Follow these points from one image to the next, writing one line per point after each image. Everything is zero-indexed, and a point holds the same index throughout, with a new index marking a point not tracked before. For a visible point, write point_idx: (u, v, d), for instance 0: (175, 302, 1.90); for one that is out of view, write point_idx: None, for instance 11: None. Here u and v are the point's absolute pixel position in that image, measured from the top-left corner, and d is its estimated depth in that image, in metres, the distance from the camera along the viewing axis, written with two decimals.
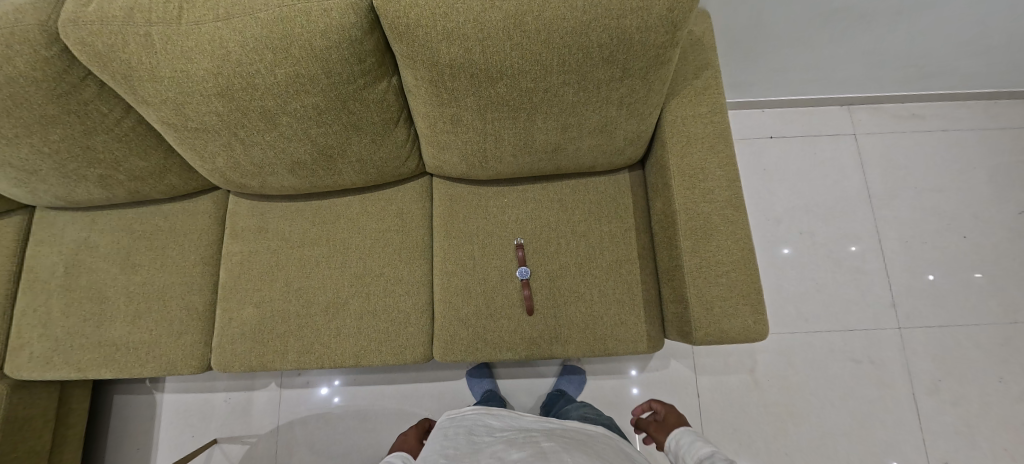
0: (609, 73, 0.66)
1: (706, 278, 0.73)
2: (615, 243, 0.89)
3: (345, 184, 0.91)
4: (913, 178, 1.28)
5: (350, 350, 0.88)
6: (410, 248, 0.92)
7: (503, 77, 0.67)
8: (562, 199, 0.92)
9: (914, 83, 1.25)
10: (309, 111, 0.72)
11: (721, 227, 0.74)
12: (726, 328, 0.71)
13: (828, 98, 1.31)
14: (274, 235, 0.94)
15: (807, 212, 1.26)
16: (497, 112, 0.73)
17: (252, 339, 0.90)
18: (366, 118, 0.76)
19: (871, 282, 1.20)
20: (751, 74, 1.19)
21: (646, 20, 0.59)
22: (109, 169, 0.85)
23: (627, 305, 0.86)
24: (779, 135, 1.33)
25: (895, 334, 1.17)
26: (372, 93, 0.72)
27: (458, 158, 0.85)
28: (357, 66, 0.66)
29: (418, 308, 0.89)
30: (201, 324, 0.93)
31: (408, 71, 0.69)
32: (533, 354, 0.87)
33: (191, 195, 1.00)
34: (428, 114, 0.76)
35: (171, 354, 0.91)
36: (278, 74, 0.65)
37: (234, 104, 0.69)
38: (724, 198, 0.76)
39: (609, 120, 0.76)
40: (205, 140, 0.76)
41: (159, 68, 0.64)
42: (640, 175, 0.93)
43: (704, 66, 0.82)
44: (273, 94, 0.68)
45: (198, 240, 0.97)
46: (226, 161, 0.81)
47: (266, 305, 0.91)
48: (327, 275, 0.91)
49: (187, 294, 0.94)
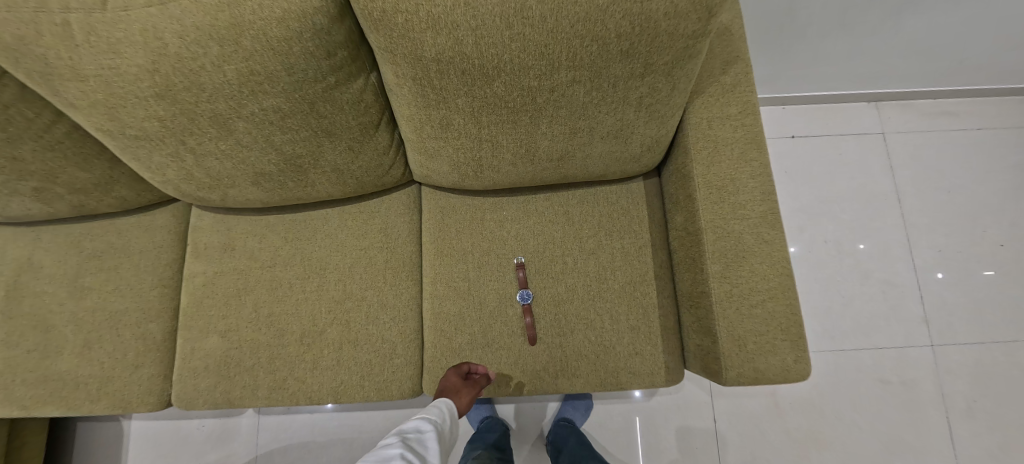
0: (628, 69, 0.55)
1: (738, 309, 0.63)
2: (628, 261, 0.78)
3: (320, 197, 0.79)
4: (946, 181, 1.17)
5: (327, 385, 0.77)
6: (396, 269, 0.81)
7: (501, 75, 0.55)
8: (568, 212, 0.81)
9: (949, 77, 1.14)
10: (269, 115, 0.60)
11: (755, 248, 0.64)
12: (761, 368, 0.61)
13: (855, 94, 1.21)
14: (242, 254, 0.83)
15: (831, 218, 1.16)
16: (494, 115, 0.62)
17: (217, 373, 0.79)
18: (339, 123, 0.65)
19: (902, 295, 1.11)
20: (776, 67, 1.08)
21: (677, 5, 0.48)
22: (44, 182, 0.73)
23: (642, 334, 0.76)
24: (801, 134, 1.22)
25: (927, 352, 1.07)
26: (345, 93, 0.61)
27: (449, 167, 0.74)
28: (325, 60, 0.56)
29: (406, 337, 0.79)
30: (160, 355, 0.82)
31: (388, 67, 0.58)
32: (536, 389, 0.77)
33: (149, 208, 0.88)
34: (413, 118, 0.65)
35: (127, 390, 0.81)
36: (227, 71, 0.54)
37: (177, 108, 0.58)
38: (759, 214, 0.65)
39: (625, 124, 0.65)
40: (149, 150, 0.64)
41: (83, 65, 0.52)
42: (655, 184, 0.83)
43: (733, 60, 0.71)
44: (224, 95, 0.57)
45: (157, 260, 0.86)
46: (177, 173, 0.69)
47: (232, 335, 0.80)
48: (301, 300, 0.80)
49: (143, 321, 0.83)
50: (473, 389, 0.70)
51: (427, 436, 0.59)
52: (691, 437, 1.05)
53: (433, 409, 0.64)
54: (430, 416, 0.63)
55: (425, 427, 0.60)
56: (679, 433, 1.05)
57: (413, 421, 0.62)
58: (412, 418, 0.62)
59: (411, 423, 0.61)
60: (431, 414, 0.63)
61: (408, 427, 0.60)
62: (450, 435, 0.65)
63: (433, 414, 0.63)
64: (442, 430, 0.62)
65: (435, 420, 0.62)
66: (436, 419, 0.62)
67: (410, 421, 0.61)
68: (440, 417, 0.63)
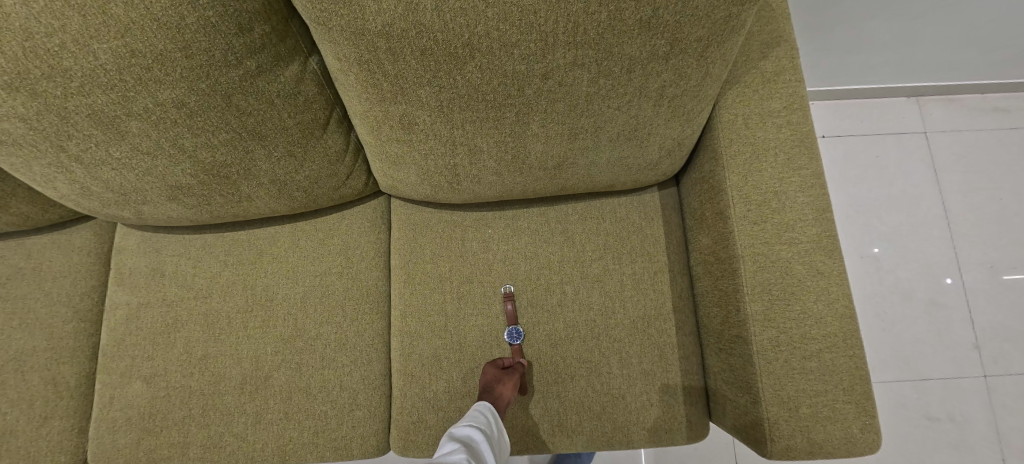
0: (649, 48, 0.41)
1: (787, 361, 0.49)
2: (641, 291, 0.64)
3: (263, 212, 0.65)
4: (997, 185, 1.03)
5: (273, 443, 0.63)
6: (358, 299, 0.67)
7: (476, 56, 0.41)
8: (567, 229, 0.67)
9: (1007, 67, 1.00)
10: (172, 112, 0.46)
11: (808, 282, 0.49)
12: (818, 440, 0.47)
13: (896, 87, 1.06)
14: (173, 281, 0.69)
15: (867, 228, 1.02)
16: (470, 111, 0.47)
17: (139, 428, 0.65)
18: (272, 121, 0.50)
19: (949, 318, 0.97)
20: (810, 55, 0.93)
21: None
22: None
23: (658, 382, 0.62)
24: (831, 133, 1.08)
25: (979, 384, 0.93)
26: (275, 82, 0.47)
27: (419, 177, 0.59)
28: (237, 38, 0.41)
29: (370, 383, 0.64)
30: (74, 405, 0.68)
31: (326, 46, 0.43)
32: (529, 448, 0.62)
33: (66, 224, 0.74)
34: (367, 115, 0.50)
35: (31, 447, 0.66)
36: (98, 52, 0.39)
37: (42, 103, 0.43)
38: (812, 237, 0.50)
39: (640, 122, 0.51)
40: (24, 158, 0.50)
41: None
42: (673, 195, 0.68)
43: (774, 41, 0.56)
44: (103, 85, 0.42)
45: (74, 287, 0.71)
46: (72, 186, 0.55)
47: (159, 380, 0.66)
48: (242, 338, 0.66)
49: (54, 363, 0.68)
50: (517, 375, 0.58)
51: (481, 446, 0.46)
52: None
53: (478, 412, 0.52)
54: (478, 420, 0.51)
55: (479, 434, 0.47)
56: None
57: (462, 427, 0.49)
58: (459, 424, 0.49)
59: (462, 428, 0.48)
60: (479, 419, 0.51)
61: (460, 433, 0.47)
62: (500, 447, 0.52)
63: (479, 419, 0.51)
64: (493, 439, 0.49)
65: (485, 425, 0.50)
66: (485, 426, 0.50)
67: (458, 428, 0.48)
68: (490, 426, 0.51)
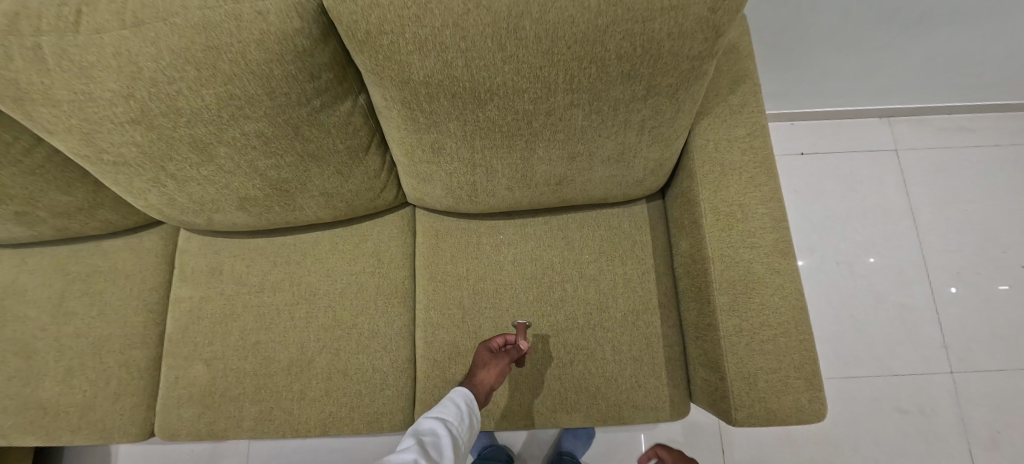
0: (630, 91, 0.52)
1: (748, 344, 0.59)
2: (631, 288, 0.75)
3: (309, 220, 0.76)
4: (961, 197, 1.13)
5: (316, 416, 0.74)
6: (388, 294, 0.78)
7: (494, 98, 0.52)
8: (568, 236, 0.78)
9: (968, 92, 1.10)
10: (251, 140, 0.58)
11: (766, 279, 0.60)
12: (773, 409, 0.57)
13: (868, 109, 1.17)
14: (230, 278, 0.80)
15: (843, 236, 1.12)
16: (488, 139, 0.59)
17: (201, 403, 0.76)
18: (327, 146, 0.62)
19: (919, 319, 1.05)
20: (783, 83, 1.05)
21: (681, 25, 0.44)
22: (24, 206, 0.71)
23: (646, 366, 0.72)
24: (809, 150, 1.18)
25: (947, 379, 1.01)
26: (333, 116, 0.59)
27: (443, 191, 0.71)
28: (309, 83, 0.53)
29: (398, 366, 0.75)
30: (143, 384, 0.79)
31: (375, 89, 0.55)
32: (534, 423, 0.73)
33: (136, 230, 0.86)
34: (404, 141, 0.62)
35: (108, 420, 0.77)
36: (206, 95, 0.52)
37: (156, 133, 0.55)
38: (770, 242, 0.61)
39: (627, 148, 0.62)
40: (129, 175, 0.62)
41: (56, 89, 0.51)
42: (659, 206, 0.79)
43: (740, 79, 0.67)
44: (204, 120, 0.54)
45: (143, 283, 0.83)
46: (161, 198, 0.67)
47: (218, 363, 0.77)
48: (289, 327, 0.77)
49: (127, 348, 0.80)
50: (501, 362, 0.65)
51: (441, 439, 0.52)
52: None
53: (450, 401, 0.59)
54: (447, 412, 0.57)
55: (440, 426, 0.54)
56: None
57: (429, 420, 0.56)
58: (427, 414, 0.57)
59: (427, 422, 0.55)
60: (448, 411, 0.57)
61: (424, 427, 0.54)
62: (471, 432, 0.58)
63: (448, 412, 0.57)
64: (457, 431, 0.56)
65: (452, 416, 0.57)
66: (451, 418, 0.56)
67: (424, 419, 0.56)
68: (459, 417, 0.57)
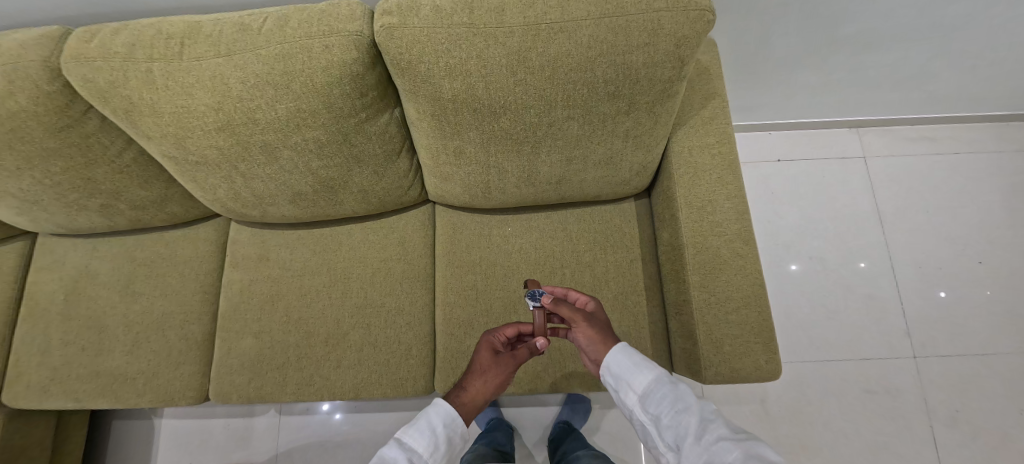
0: (615, 107, 0.65)
1: (715, 315, 0.71)
2: (620, 273, 0.87)
3: (347, 213, 0.90)
4: (922, 200, 1.25)
5: (350, 381, 0.86)
6: (411, 278, 0.90)
7: (507, 112, 0.65)
8: (567, 228, 0.91)
9: (925, 106, 1.23)
10: (308, 145, 0.71)
11: (730, 261, 0.72)
12: (737, 368, 0.69)
13: (837, 122, 1.30)
14: (275, 264, 0.93)
15: (815, 235, 1.24)
16: (501, 145, 0.72)
17: (250, 370, 0.88)
18: (368, 151, 0.76)
19: (885, 308, 1.17)
20: (757, 98, 1.18)
21: (652, 56, 0.58)
22: (110, 199, 0.85)
23: (633, 339, 0.84)
24: (785, 158, 1.31)
25: (910, 363, 1.12)
26: (375, 125, 0.72)
27: (461, 188, 0.84)
28: (359, 100, 0.66)
29: (420, 339, 0.87)
30: (199, 354, 0.91)
31: (410, 104, 0.68)
32: (538, 388, 0.85)
33: (193, 222, 0.99)
34: (431, 146, 0.75)
35: (169, 385, 0.90)
36: (278, 109, 0.65)
37: (234, 139, 0.69)
38: (734, 231, 0.73)
39: (615, 152, 0.75)
40: (206, 173, 0.76)
41: (161, 104, 0.65)
42: (646, 203, 0.92)
43: (709, 96, 0.81)
44: (274, 129, 0.68)
45: (199, 268, 0.96)
46: (227, 193, 0.80)
47: (265, 336, 0.89)
48: (327, 305, 0.90)
49: (186, 323, 0.93)
50: (498, 373, 0.62)
51: None
52: None
53: (425, 426, 0.54)
54: (418, 440, 0.53)
55: (403, 459, 0.50)
56: None
57: (394, 446, 0.52)
58: (397, 437, 0.53)
59: (391, 450, 0.51)
60: (418, 439, 0.52)
61: (387, 456, 0.51)
62: (447, 455, 0.55)
63: (419, 441, 0.53)
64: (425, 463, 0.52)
65: (422, 447, 0.52)
66: (419, 450, 0.52)
67: (392, 443, 0.52)
68: (432, 447, 0.53)
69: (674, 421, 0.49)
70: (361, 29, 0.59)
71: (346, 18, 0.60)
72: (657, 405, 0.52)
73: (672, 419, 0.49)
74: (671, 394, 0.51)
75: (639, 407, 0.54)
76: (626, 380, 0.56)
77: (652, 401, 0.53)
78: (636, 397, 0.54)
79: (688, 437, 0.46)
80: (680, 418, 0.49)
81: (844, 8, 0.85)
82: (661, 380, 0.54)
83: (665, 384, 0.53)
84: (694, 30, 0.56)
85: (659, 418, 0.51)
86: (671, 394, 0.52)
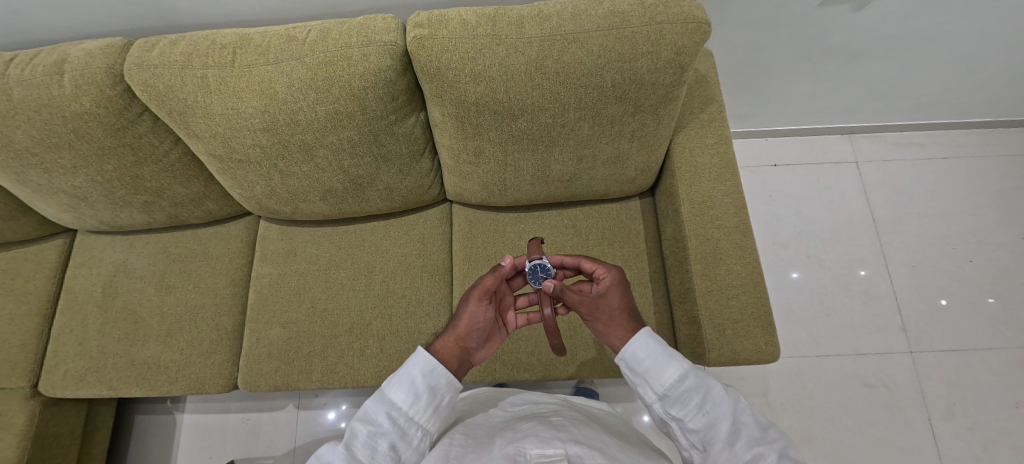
0: (622, 109, 0.72)
1: (717, 300, 0.76)
2: (627, 266, 0.93)
3: (371, 210, 0.97)
4: (914, 202, 1.31)
5: (372, 369, 0.90)
6: (430, 271, 0.96)
7: (524, 115, 0.72)
8: (576, 224, 0.97)
9: (911, 113, 1.30)
10: (342, 144, 0.78)
11: (729, 252, 0.78)
12: (739, 350, 0.74)
13: (829, 129, 1.37)
14: (302, 259, 0.99)
15: (812, 236, 1.30)
16: (518, 145, 0.79)
17: (277, 359, 0.93)
18: (395, 150, 0.82)
19: (880, 306, 1.21)
20: (752, 106, 1.26)
21: (656, 63, 0.65)
22: (154, 196, 0.92)
23: None
24: (781, 163, 1.38)
25: (907, 358, 1.16)
26: (402, 127, 0.79)
27: (479, 186, 0.90)
28: (390, 103, 0.73)
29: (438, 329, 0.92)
30: (229, 344, 0.97)
31: (435, 107, 0.75)
32: (550, 375, 0.89)
33: (225, 221, 1.06)
34: (453, 146, 0.82)
35: (199, 373, 0.95)
36: (318, 111, 0.72)
37: (276, 138, 0.76)
38: (733, 224, 0.79)
39: (621, 152, 0.81)
40: (247, 171, 0.83)
41: (212, 106, 0.72)
42: (650, 202, 0.98)
43: (707, 101, 0.88)
44: (312, 129, 0.74)
45: (229, 263, 1.02)
46: (264, 189, 0.87)
47: (292, 326, 0.94)
48: (351, 297, 0.95)
49: (217, 315, 0.98)
50: (469, 312, 0.62)
51: (382, 436, 0.46)
52: None
53: (403, 380, 0.50)
54: (397, 395, 0.49)
55: (382, 414, 0.47)
56: None
57: (375, 400, 0.49)
58: (379, 390, 0.50)
59: (371, 405, 0.49)
60: (397, 395, 0.49)
61: (369, 411, 0.48)
62: (436, 405, 0.50)
63: (397, 395, 0.49)
64: (408, 416, 0.48)
65: (402, 402, 0.48)
66: (398, 404, 0.48)
67: (374, 397, 0.49)
68: (412, 398, 0.49)
69: (698, 425, 0.47)
70: (396, 39, 0.67)
71: (382, 30, 0.68)
72: (681, 407, 0.48)
73: (699, 423, 0.47)
74: (699, 397, 0.47)
75: (658, 403, 0.50)
76: (646, 376, 0.51)
77: (674, 401, 0.48)
78: (658, 398, 0.49)
79: (717, 445, 0.45)
80: (708, 423, 0.46)
81: (828, 21, 0.93)
82: (688, 380, 0.48)
83: (691, 384, 0.48)
84: (693, 40, 0.63)
85: (680, 418, 0.48)
86: (698, 396, 0.47)
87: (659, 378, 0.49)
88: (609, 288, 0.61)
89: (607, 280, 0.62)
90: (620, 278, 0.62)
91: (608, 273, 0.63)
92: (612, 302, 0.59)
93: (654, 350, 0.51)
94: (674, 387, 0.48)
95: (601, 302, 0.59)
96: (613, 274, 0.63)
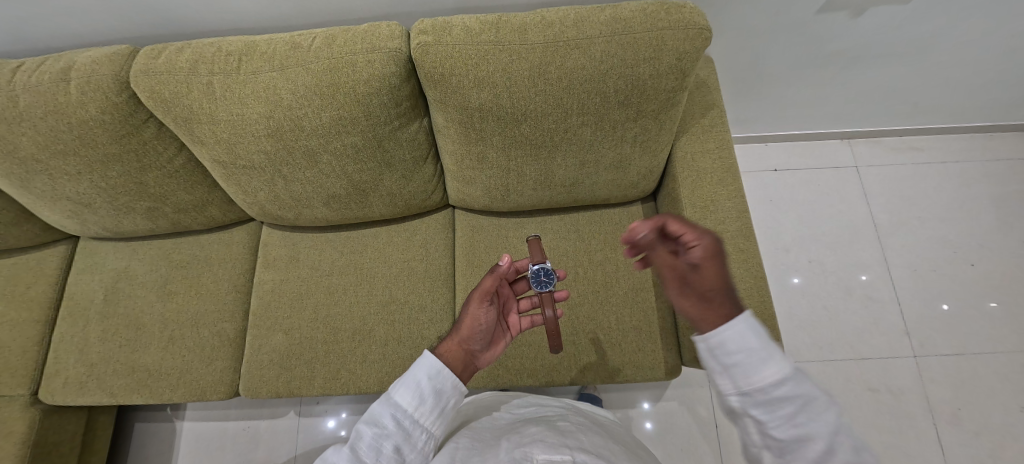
0: (624, 114, 0.72)
1: None
2: (630, 271, 0.93)
3: (374, 216, 0.97)
4: (914, 207, 1.32)
5: (374, 375, 0.90)
6: (433, 276, 0.96)
7: (527, 120, 0.73)
8: (579, 230, 0.97)
9: (910, 118, 1.31)
10: (346, 150, 0.78)
11: (732, 256, 0.78)
12: None
13: (828, 134, 1.38)
14: (305, 264, 0.99)
15: (813, 240, 1.30)
16: (521, 150, 0.79)
17: (279, 365, 0.92)
18: (399, 156, 0.83)
19: (883, 310, 1.21)
20: (752, 111, 1.26)
21: (658, 69, 0.65)
22: (157, 202, 0.92)
23: (644, 333, 0.89)
24: (781, 168, 1.39)
25: (911, 363, 1.16)
26: (406, 133, 0.79)
27: (482, 191, 0.90)
28: (394, 109, 0.73)
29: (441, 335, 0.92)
30: (231, 350, 0.96)
31: (439, 113, 0.75)
32: (554, 381, 0.89)
33: (228, 227, 1.06)
34: (456, 152, 0.82)
35: (201, 379, 0.94)
36: (323, 117, 0.72)
37: (280, 144, 0.76)
38: (735, 228, 0.79)
39: (624, 157, 0.82)
40: (251, 176, 0.83)
41: (217, 112, 0.72)
42: (652, 207, 0.99)
43: (708, 106, 0.89)
44: (317, 135, 0.75)
45: (232, 269, 1.02)
46: (268, 195, 0.88)
47: (294, 332, 0.94)
48: (354, 303, 0.95)
49: (219, 321, 0.98)
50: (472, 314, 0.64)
51: (387, 439, 0.46)
52: (694, 441, 1.13)
53: (410, 383, 0.50)
54: (403, 397, 0.49)
55: (388, 417, 0.47)
56: (683, 437, 1.14)
57: (382, 403, 0.49)
58: (385, 392, 0.50)
59: (378, 407, 0.48)
60: (403, 398, 0.49)
61: (375, 413, 0.48)
62: (442, 409, 0.50)
63: (403, 398, 0.49)
64: (414, 419, 0.48)
65: (408, 405, 0.48)
66: (404, 406, 0.48)
67: (381, 399, 0.49)
68: (418, 400, 0.49)
69: (786, 436, 0.36)
70: (400, 46, 0.68)
71: (387, 36, 0.69)
72: (768, 414, 0.37)
73: (789, 439, 0.36)
74: (799, 411, 0.36)
75: (736, 400, 0.39)
76: (729, 367, 0.39)
77: (761, 406, 0.37)
78: (738, 394, 0.38)
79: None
80: (803, 444, 0.35)
81: (827, 26, 0.94)
82: (790, 386, 0.36)
83: (791, 391, 0.36)
84: (694, 45, 0.64)
85: (760, 421, 0.37)
86: (796, 406, 0.36)
87: (748, 371, 0.38)
88: (703, 261, 0.46)
89: (699, 249, 0.47)
90: (716, 247, 0.47)
91: (701, 238, 0.47)
92: (707, 279, 0.46)
93: (750, 340, 0.39)
94: (767, 387, 0.37)
95: (692, 276, 0.47)
96: (707, 241, 0.47)
